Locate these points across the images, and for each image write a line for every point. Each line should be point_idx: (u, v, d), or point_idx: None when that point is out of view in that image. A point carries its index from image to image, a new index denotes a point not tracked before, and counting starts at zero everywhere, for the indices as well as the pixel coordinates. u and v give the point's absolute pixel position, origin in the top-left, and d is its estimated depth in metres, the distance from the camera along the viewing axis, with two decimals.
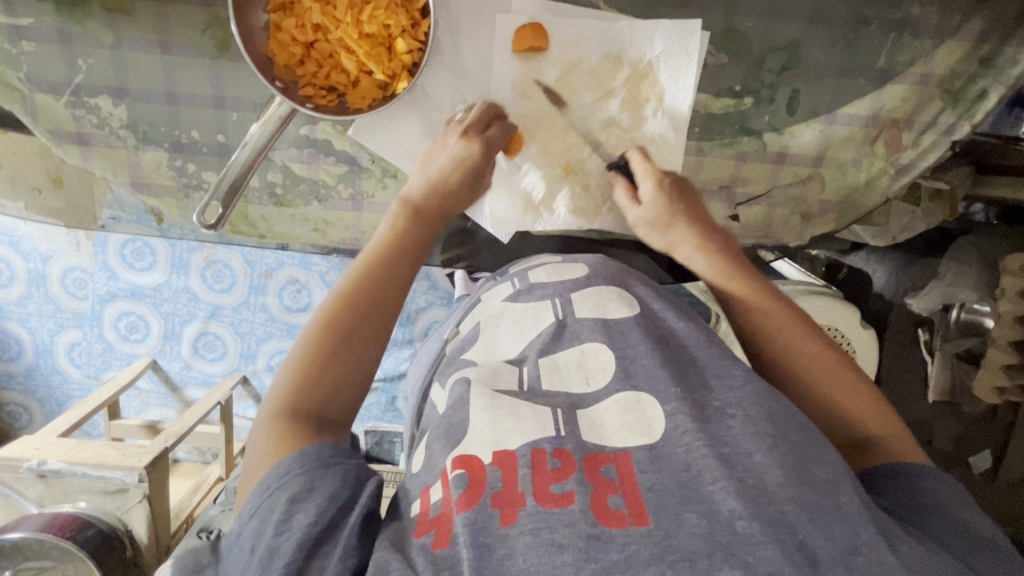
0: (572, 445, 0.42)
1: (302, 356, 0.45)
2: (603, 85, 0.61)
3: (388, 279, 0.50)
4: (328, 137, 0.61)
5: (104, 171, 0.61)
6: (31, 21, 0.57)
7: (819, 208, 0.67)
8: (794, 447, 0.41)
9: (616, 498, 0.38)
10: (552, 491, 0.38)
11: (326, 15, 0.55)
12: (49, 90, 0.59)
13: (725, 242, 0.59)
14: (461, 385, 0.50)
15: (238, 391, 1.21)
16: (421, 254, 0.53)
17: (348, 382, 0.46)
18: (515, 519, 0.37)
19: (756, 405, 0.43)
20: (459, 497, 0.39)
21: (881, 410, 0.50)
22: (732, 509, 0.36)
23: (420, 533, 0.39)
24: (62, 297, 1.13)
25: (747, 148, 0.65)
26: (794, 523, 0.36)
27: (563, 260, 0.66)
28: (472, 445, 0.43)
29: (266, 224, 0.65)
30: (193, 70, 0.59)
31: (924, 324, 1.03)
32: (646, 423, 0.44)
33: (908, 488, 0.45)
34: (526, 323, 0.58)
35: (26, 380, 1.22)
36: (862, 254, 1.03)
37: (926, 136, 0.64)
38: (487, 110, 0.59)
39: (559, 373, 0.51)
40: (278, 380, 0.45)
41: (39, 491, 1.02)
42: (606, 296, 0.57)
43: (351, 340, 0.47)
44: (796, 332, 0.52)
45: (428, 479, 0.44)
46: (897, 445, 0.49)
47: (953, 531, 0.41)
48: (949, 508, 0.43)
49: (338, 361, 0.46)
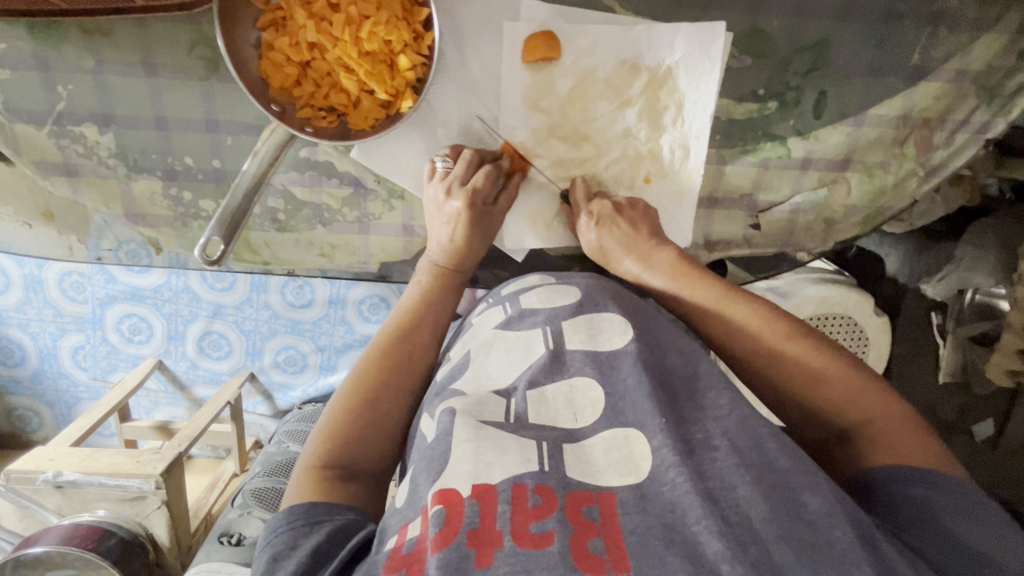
0: (555, 482, 0.40)
1: (341, 408, 0.52)
2: (619, 93, 0.58)
3: (415, 338, 0.58)
4: (329, 158, 0.58)
5: (96, 203, 0.58)
6: (4, 45, 0.53)
7: (843, 214, 0.63)
8: (778, 477, 0.40)
9: (596, 542, 0.37)
10: (531, 531, 0.37)
11: (322, 32, 0.50)
12: (29, 120, 0.55)
13: (663, 255, 0.60)
14: (446, 416, 0.46)
15: (245, 388, 1.18)
16: (434, 315, 0.59)
17: (378, 430, 0.52)
18: (490, 561, 0.35)
19: (742, 435, 0.43)
20: (435, 536, 0.37)
21: (869, 404, 0.49)
22: (716, 550, 0.35)
23: (390, 571, 0.38)
24: (61, 302, 1.07)
25: (770, 154, 0.61)
26: (774, 561, 0.35)
27: (556, 281, 0.61)
28: (451, 478, 0.41)
29: (270, 251, 0.62)
30: (181, 92, 0.55)
31: (937, 308, 0.94)
32: (633, 462, 0.42)
33: (898, 494, 0.43)
34: (517, 352, 0.54)
35: (32, 385, 1.19)
36: (874, 236, 0.90)
37: (959, 135, 0.60)
38: (489, 172, 0.57)
39: (548, 407, 0.48)
40: (317, 431, 0.52)
41: (58, 501, 1.02)
42: (598, 325, 0.54)
43: (384, 393, 0.54)
44: (761, 339, 0.54)
45: (409, 513, 0.42)
46: (889, 441, 0.47)
47: (946, 548, 0.39)
48: (948, 521, 0.40)
49: (373, 411, 0.53)
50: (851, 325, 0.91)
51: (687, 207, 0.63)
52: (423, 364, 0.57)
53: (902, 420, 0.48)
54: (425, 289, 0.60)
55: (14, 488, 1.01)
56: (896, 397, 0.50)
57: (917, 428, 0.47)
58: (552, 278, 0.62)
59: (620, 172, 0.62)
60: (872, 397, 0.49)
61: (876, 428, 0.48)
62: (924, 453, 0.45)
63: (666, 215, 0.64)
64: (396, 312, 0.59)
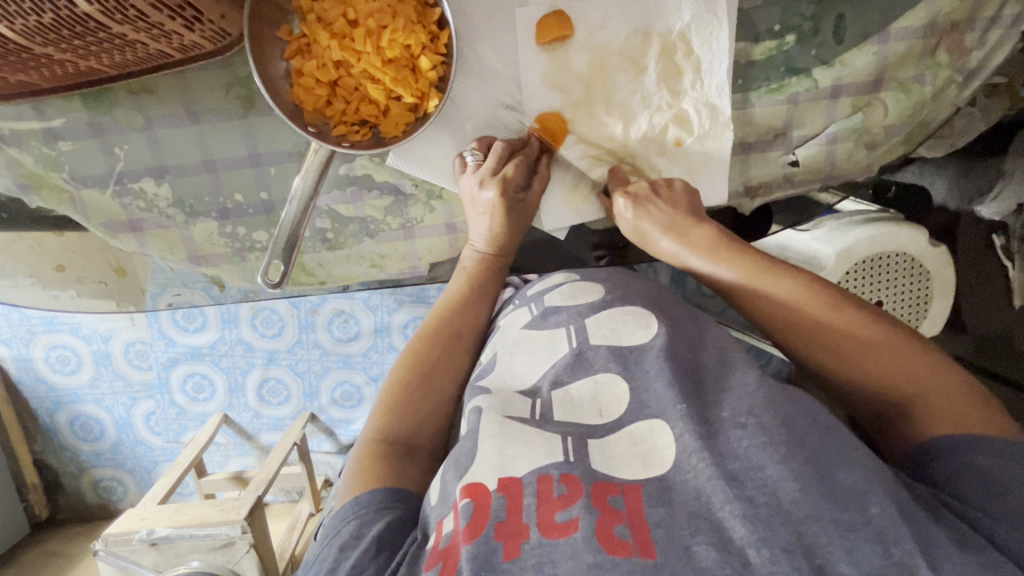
0: (581, 472, 0.41)
1: (397, 379, 0.56)
2: (635, 64, 0.59)
3: (462, 319, 0.61)
4: (367, 171, 0.61)
5: (162, 252, 0.62)
6: (63, 120, 0.58)
7: (884, 134, 0.62)
8: (812, 454, 0.40)
9: (622, 527, 0.37)
10: (557, 521, 0.38)
11: (346, 49, 0.53)
12: (93, 184, 0.60)
13: (705, 232, 0.60)
14: (473, 415, 0.48)
15: (308, 428, 1.19)
16: (472, 308, 0.62)
17: (436, 403, 0.56)
18: (518, 553, 0.36)
19: (767, 411, 0.43)
20: (465, 528, 0.38)
21: (924, 375, 0.49)
22: (743, 535, 0.36)
23: (429, 566, 0.39)
24: (129, 372, 1.13)
25: (797, 89, 0.61)
26: (815, 543, 0.35)
27: (581, 279, 0.64)
28: (478, 472, 0.42)
29: (325, 270, 0.64)
30: (223, 133, 0.59)
31: (998, 228, 0.88)
32: (657, 453, 0.43)
33: (960, 464, 0.43)
34: (542, 352, 0.56)
35: (112, 457, 1.23)
36: (913, 167, 0.88)
37: (993, 33, 0.58)
38: (519, 161, 0.60)
39: (574, 405, 0.49)
40: (376, 406, 0.55)
41: (154, 558, 1.05)
42: (621, 318, 0.56)
43: (437, 365, 0.58)
44: (806, 310, 0.53)
45: (442, 509, 0.43)
46: (946, 409, 0.47)
47: (1010, 519, 0.39)
48: (1009, 487, 0.40)
49: (427, 383, 0.56)
50: (908, 264, 0.81)
51: (722, 162, 0.62)
52: (469, 343, 0.60)
53: (955, 383, 0.48)
54: (471, 275, 0.62)
55: (113, 551, 1.04)
56: (950, 367, 0.49)
57: (972, 392, 0.48)
58: (576, 275, 0.65)
59: (648, 145, 0.62)
60: (924, 364, 0.49)
61: (935, 397, 0.48)
62: (983, 418, 0.46)
63: (696, 178, 0.63)
64: (444, 298, 0.62)
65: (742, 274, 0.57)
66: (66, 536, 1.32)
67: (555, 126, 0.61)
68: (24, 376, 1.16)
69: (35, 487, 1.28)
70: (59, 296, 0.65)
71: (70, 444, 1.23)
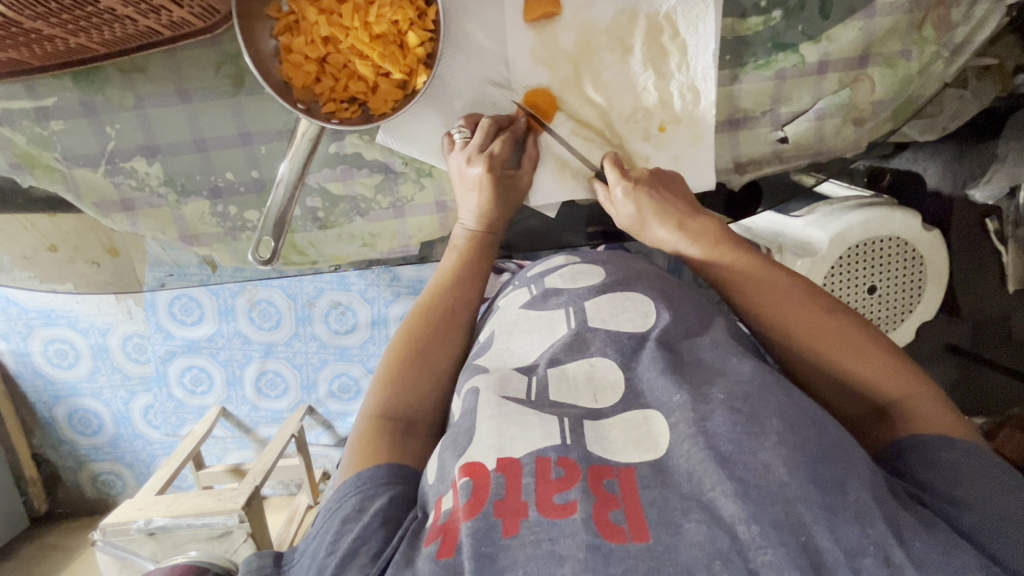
0: (577, 455, 0.41)
1: (393, 357, 0.56)
2: (622, 42, 0.60)
3: (455, 295, 0.61)
4: (357, 149, 0.61)
5: (153, 232, 0.63)
6: (54, 99, 0.58)
7: (871, 110, 0.62)
8: (804, 441, 0.40)
9: (616, 513, 0.38)
10: (555, 501, 0.38)
11: (334, 25, 0.53)
12: (85, 163, 0.60)
13: (703, 224, 0.60)
14: (471, 394, 0.48)
15: (307, 421, 1.19)
16: (467, 289, 0.62)
17: (431, 380, 0.56)
18: (517, 530, 0.37)
19: (762, 404, 0.43)
20: (464, 506, 0.39)
21: (898, 380, 0.50)
22: (733, 513, 0.36)
23: (429, 541, 0.39)
24: (127, 364, 1.13)
25: (784, 65, 0.61)
26: (802, 522, 0.36)
27: (581, 262, 0.65)
28: (477, 451, 0.42)
29: (316, 250, 0.65)
30: (214, 113, 0.59)
31: (992, 212, 0.88)
32: (651, 439, 0.43)
33: (933, 461, 0.44)
34: (540, 331, 0.57)
35: (111, 449, 1.23)
36: (909, 153, 0.87)
37: (978, 7, 0.59)
38: (506, 138, 0.60)
39: (569, 385, 0.49)
40: (374, 385, 0.55)
41: (152, 547, 1.05)
42: (621, 304, 0.57)
43: (432, 344, 0.58)
44: (797, 306, 0.54)
45: (441, 488, 0.43)
46: (917, 412, 0.49)
47: (981, 510, 0.40)
48: (979, 482, 0.42)
49: (423, 361, 0.56)
50: (902, 249, 0.81)
51: (707, 147, 0.63)
52: (462, 322, 0.61)
53: (924, 389, 0.50)
54: (462, 252, 0.63)
55: (112, 541, 1.04)
56: (923, 376, 0.51)
57: (939, 400, 0.50)
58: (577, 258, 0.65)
59: (634, 125, 0.62)
60: (901, 369, 0.51)
61: (907, 401, 0.50)
62: (951, 422, 0.48)
63: (685, 161, 0.64)
64: (435, 276, 0.63)
65: (736, 266, 0.57)
66: (66, 528, 1.33)
67: (543, 103, 0.61)
68: (22, 369, 1.16)
69: (34, 479, 1.28)
70: (56, 288, 0.66)
71: (68, 436, 1.23)
